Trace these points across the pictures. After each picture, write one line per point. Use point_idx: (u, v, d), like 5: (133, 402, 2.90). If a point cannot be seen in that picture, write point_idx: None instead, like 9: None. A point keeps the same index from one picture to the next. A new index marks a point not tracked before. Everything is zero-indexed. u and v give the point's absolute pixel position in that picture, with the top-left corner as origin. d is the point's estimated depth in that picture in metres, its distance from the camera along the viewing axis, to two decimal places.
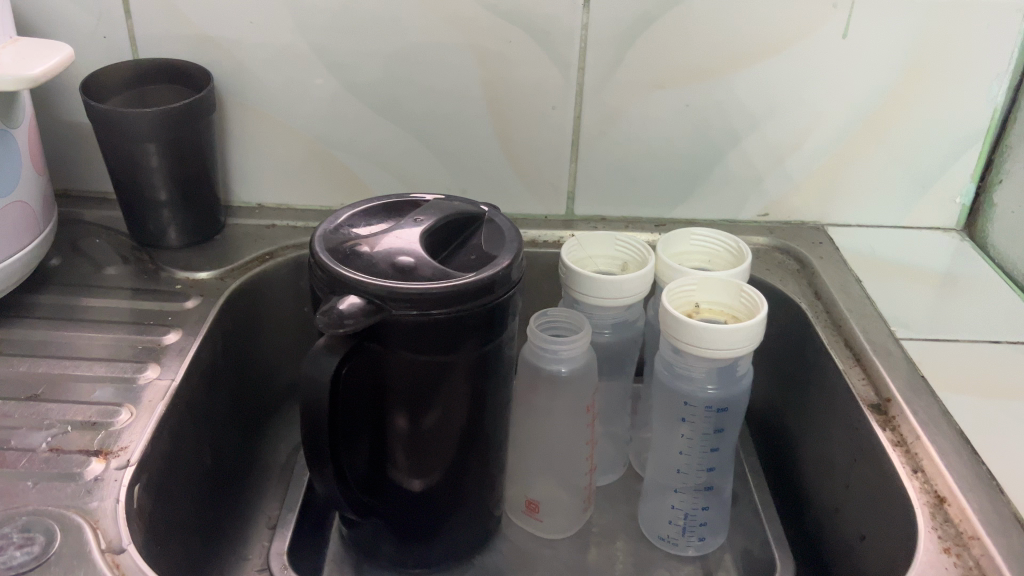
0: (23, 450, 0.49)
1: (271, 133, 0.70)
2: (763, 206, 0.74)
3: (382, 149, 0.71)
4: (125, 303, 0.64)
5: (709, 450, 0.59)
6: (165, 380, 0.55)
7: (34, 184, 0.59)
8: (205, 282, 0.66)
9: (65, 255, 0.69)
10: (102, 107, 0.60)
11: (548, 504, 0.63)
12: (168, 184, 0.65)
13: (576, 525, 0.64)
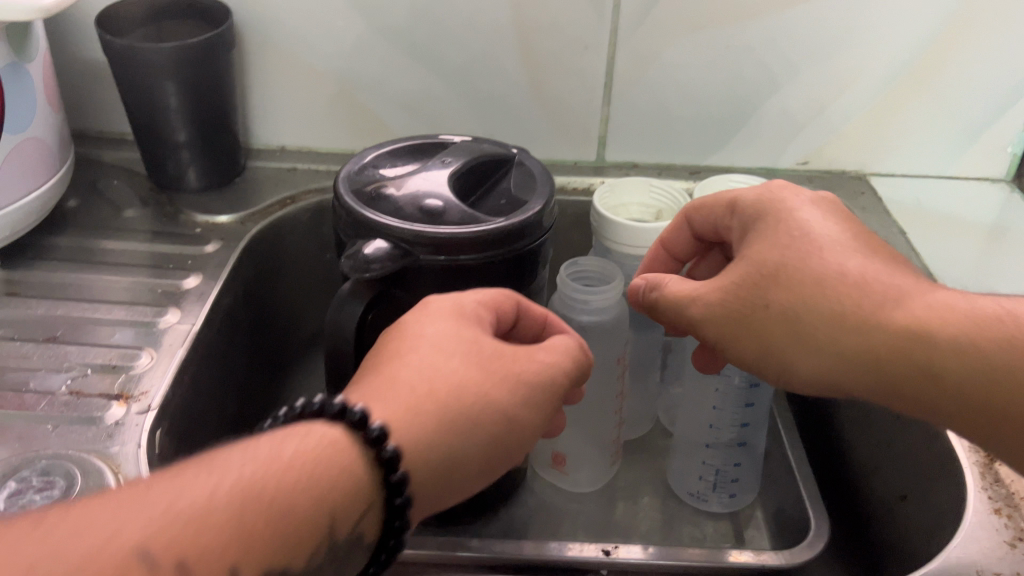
0: (42, 393, 0.47)
1: (292, 72, 0.68)
2: (803, 154, 0.71)
3: (408, 91, 0.68)
4: (144, 246, 0.62)
5: (743, 406, 0.57)
6: (186, 325, 0.54)
7: (50, 122, 0.57)
8: (225, 226, 0.65)
9: (83, 196, 0.67)
10: (119, 42, 0.58)
11: (575, 456, 0.60)
12: (187, 125, 0.63)
13: (603, 479, 0.62)
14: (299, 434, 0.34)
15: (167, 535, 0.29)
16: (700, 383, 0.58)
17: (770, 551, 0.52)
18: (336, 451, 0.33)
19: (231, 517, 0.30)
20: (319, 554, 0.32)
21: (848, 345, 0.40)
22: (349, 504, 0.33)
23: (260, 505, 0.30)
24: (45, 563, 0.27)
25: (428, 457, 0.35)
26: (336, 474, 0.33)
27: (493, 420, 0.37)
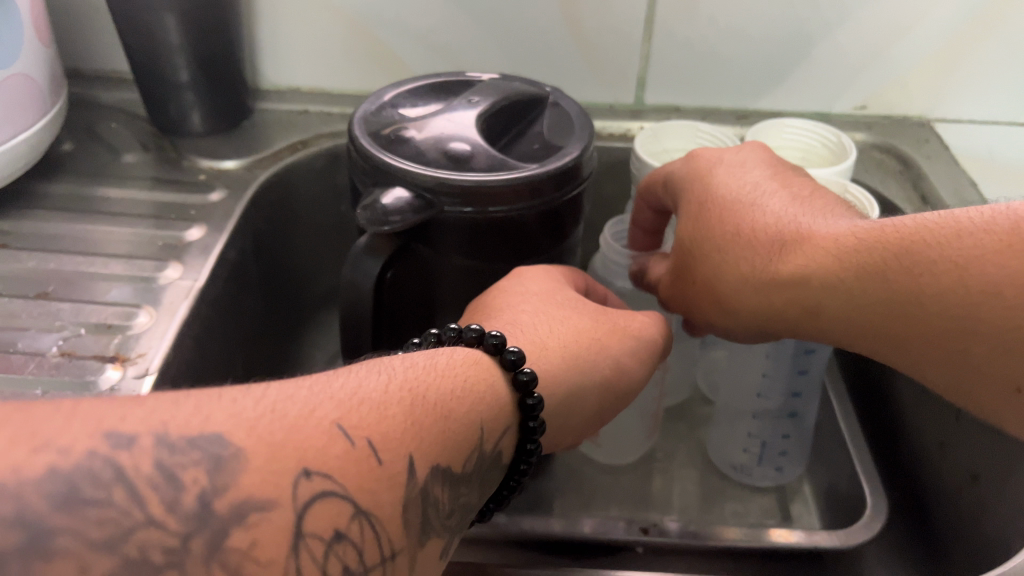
0: (31, 354, 0.43)
1: (303, 5, 0.62)
2: (860, 98, 0.65)
3: (430, 25, 0.63)
4: (145, 195, 0.58)
5: (796, 373, 0.52)
6: (188, 281, 0.49)
7: (39, 58, 0.52)
8: (231, 173, 0.60)
9: (79, 139, 0.62)
10: None
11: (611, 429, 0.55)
12: (190, 63, 0.58)
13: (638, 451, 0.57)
14: (447, 354, 0.33)
15: (359, 418, 0.27)
16: (748, 347, 0.53)
17: (823, 532, 0.47)
18: (483, 369, 0.33)
19: (410, 409, 0.28)
20: (474, 468, 0.31)
21: (775, 312, 0.40)
22: (499, 418, 0.33)
23: (435, 408, 0.29)
24: (257, 424, 0.25)
25: (557, 386, 0.36)
26: (489, 389, 0.33)
27: (608, 359, 0.39)
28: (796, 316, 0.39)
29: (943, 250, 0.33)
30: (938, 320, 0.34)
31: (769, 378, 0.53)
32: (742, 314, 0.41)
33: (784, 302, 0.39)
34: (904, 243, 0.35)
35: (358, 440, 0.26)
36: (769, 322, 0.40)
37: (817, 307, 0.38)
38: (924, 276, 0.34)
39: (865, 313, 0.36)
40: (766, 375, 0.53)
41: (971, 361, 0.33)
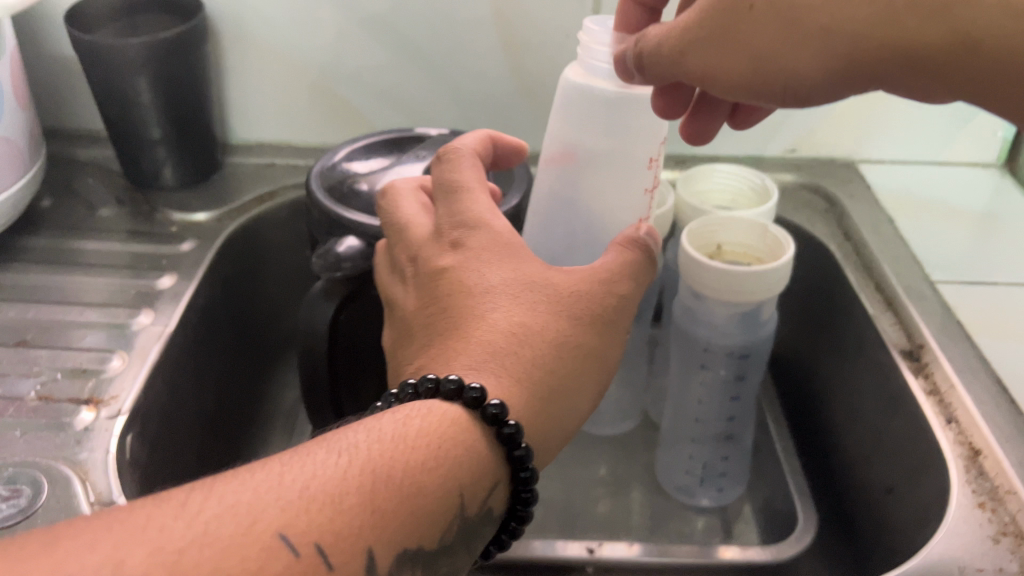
0: (10, 398, 0.46)
1: (269, 65, 0.67)
2: (791, 141, 0.69)
3: (388, 82, 0.67)
4: (119, 246, 0.61)
5: (730, 399, 0.56)
6: (159, 326, 0.53)
7: (18, 121, 0.56)
8: (201, 224, 0.64)
9: (57, 195, 0.66)
10: (86, 38, 0.57)
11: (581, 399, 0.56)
12: (162, 122, 0.62)
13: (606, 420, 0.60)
14: (418, 416, 0.31)
15: (303, 522, 0.26)
16: (686, 376, 0.57)
17: (757, 547, 0.51)
18: (460, 442, 0.31)
19: (374, 500, 0.27)
20: (453, 538, 0.30)
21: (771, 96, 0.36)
22: (478, 482, 0.31)
23: (403, 493, 0.28)
24: (184, 554, 0.23)
25: (541, 430, 0.34)
26: (468, 456, 0.31)
27: (585, 373, 0.37)
28: (825, 78, 0.34)
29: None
30: (950, 60, 0.32)
31: (706, 405, 0.57)
32: (787, 66, 0.34)
33: (813, 70, 0.34)
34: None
35: (303, 549, 0.25)
36: (795, 86, 0.35)
37: (851, 50, 0.33)
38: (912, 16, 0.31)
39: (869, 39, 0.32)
40: (703, 402, 0.57)
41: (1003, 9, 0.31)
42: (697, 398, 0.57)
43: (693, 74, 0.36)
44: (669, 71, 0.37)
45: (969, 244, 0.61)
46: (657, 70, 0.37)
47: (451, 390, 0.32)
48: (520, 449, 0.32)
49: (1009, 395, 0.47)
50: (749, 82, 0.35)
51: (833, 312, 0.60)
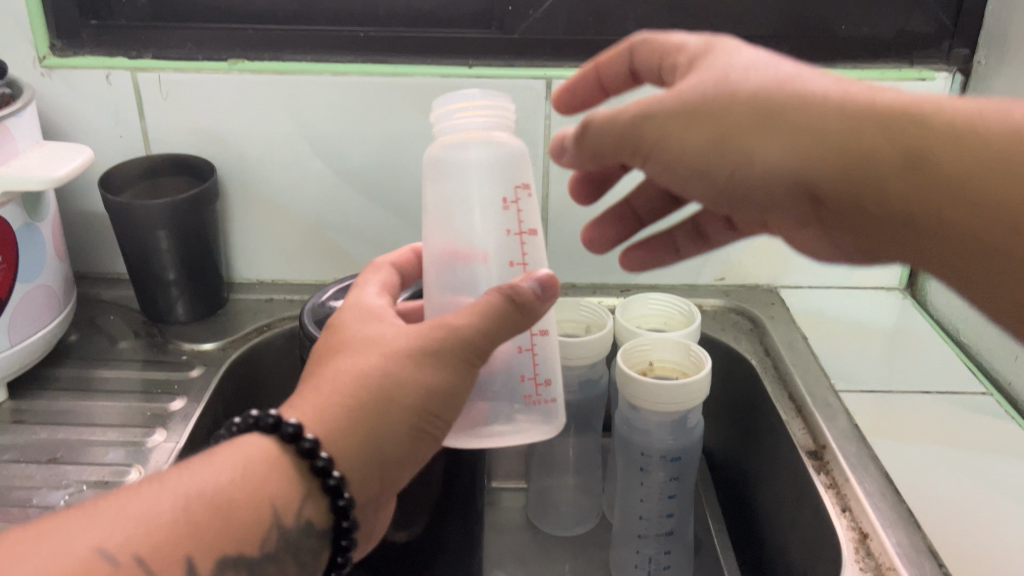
0: (45, 507, 0.55)
1: (270, 215, 0.78)
2: (722, 270, 0.80)
3: (372, 228, 0.79)
4: (136, 374, 0.70)
5: (667, 497, 0.64)
6: (171, 443, 0.61)
7: (57, 270, 0.66)
8: (208, 353, 0.73)
9: (83, 331, 0.76)
10: (118, 200, 0.68)
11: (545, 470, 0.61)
12: (177, 265, 0.72)
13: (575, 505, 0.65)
14: (242, 448, 0.40)
15: (124, 539, 0.34)
16: (628, 479, 0.65)
17: None
18: (270, 464, 0.39)
19: (179, 514, 0.36)
20: (268, 544, 0.38)
21: (739, 196, 0.40)
22: (283, 499, 0.39)
23: (202, 505, 0.36)
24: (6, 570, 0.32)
25: (363, 440, 0.40)
26: (272, 476, 0.39)
27: (411, 421, 0.41)
28: (787, 192, 0.39)
29: (926, 119, 0.37)
30: (908, 179, 0.37)
31: (648, 503, 0.64)
32: (752, 167, 0.38)
33: (784, 181, 0.38)
34: (882, 125, 0.37)
35: (123, 561, 0.33)
36: (759, 190, 0.39)
37: (809, 181, 0.38)
38: (882, 160, 0.37)
39: (846, 172, 0.37)
40: (645, 500, 0.64)
41: (921, 203, 0.37)
42: (639, 497, 0.65)
43: (666, 165, 0.41)
44: (646, 162, 0.42)
45: (872, 359, 0.71)
46: (615, 151, 0.43)
47: (270, 424, 0.39)
48: (332, 476, 0.39)
49: (894, 487, 0.56)
50: (723, 177, 0.39)
51: (756, 418, 0.69)
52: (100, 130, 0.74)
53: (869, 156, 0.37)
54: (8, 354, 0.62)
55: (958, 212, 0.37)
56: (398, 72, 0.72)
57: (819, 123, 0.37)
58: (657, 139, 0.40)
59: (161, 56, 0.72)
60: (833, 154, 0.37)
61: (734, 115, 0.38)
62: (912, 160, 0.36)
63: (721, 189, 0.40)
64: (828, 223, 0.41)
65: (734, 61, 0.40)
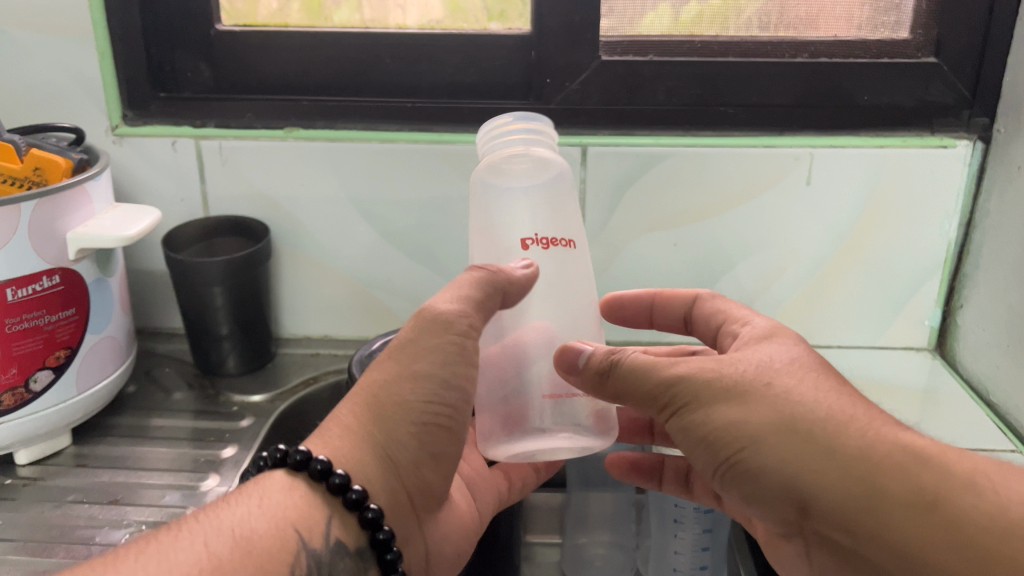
0: (106, 545, 0.58)
1: (318, 273, 0.82)
2: None
3: (415, 287, 0.82)
4: (190, 423, 0.74)
5: (701, 548, 0.67)
6: (223, 488, 0.64)
7: (122, 322, 0.70)
8: (257, 404, 0.76)
9: (140, 382, 0.80)
10: (179, 257, 0.72)
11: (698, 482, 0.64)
12: (230, 321, 0.76)
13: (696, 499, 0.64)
14: (262, 486, 0.46)
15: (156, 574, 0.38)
16: (664, 529, 0.69)
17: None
18: (296, 492, 0.46)
19: (214, 547, 0.41)
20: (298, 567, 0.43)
21: (727, 496, 0.46)
22: (310, 523, 0.45)
23: (236, 537, 0.42)
24: None
25: (378, 432, 0.48)
26: (299, 506, 0.45)
27: (392, 388, 0.48)
28: (784, 501, 0.43)
29: (946, 470, 0.40)
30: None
31: (682, 554, 0.67)
32: (751, 475, 0.43)
33: (777, 493, 0.43)
34: (902, 470, 0.40)
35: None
36: (764, 487, 0.43)
37: (807, 495, 0.42)
38: (897, 491, 0.40)
39: (852, 501, 0.40)
40: (679, 551, 0.67)
41: (944, 547, 0.38)
42: (674, 549, 0.68)
43: (751, 466, 0.43)
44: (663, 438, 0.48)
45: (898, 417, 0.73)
46: (638, 398, 0.47)
47: (299, 460, 0.46)
48: (354, 492, 0.46)
49: None
50: (724, 467, 0.44)
51: None
52: (163, 193, 0.80)
53: (888, 495, 0.40)
54: (74, 401, 0.66)
55: (974, 572, 0.38)
56: (442, 140, 0.76)
57: (833, 453, 0.41)
58: (685, 423, 0.45)
59: (222, 125, 0.78)
60: (842, 496, 0.41)
61: (751, 428, 0.43)
62: (930, 502, 0.39)
63: (713, 475, 0.46)
64: (827, 535, 0.42)
65: (768, 385, 0.44)
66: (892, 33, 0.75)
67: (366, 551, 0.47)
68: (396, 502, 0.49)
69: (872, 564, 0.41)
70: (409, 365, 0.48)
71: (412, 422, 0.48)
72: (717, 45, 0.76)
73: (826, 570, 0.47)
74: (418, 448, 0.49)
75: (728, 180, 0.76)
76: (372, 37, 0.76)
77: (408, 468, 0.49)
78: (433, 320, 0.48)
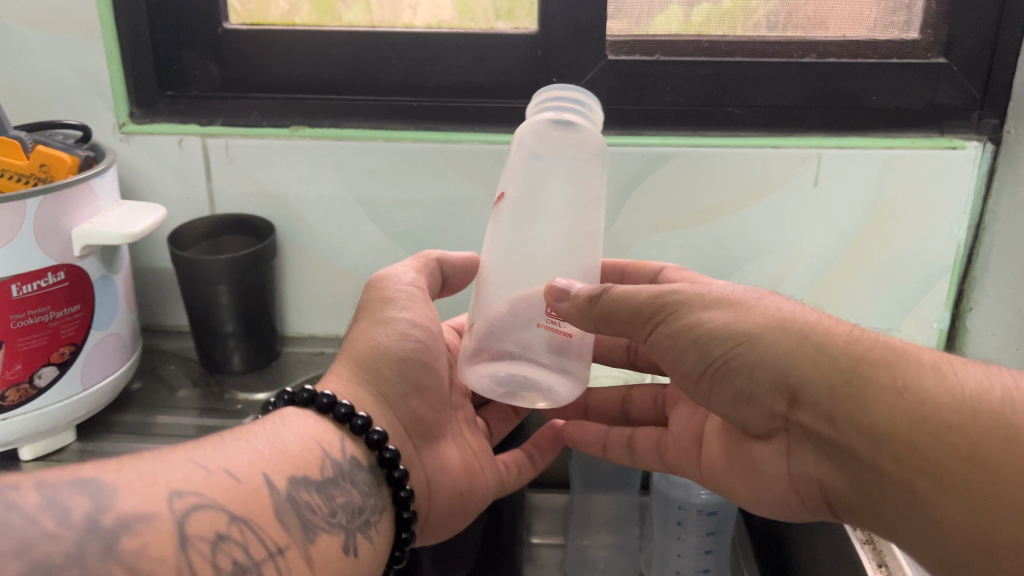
0: None
1: (324, 272, 0.82)
2: None
3: None
4: (194, 420, 0.74)
5: (704, 551, 0.67)
6: None
7: (127, 319, 0.70)
8: (261, 402, 0.76)
9: (146, 379, 0.80)
10: (184, 255, 0.72)
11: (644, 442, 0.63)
12: (235, 319, 0.76)
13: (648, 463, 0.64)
14: (281, 413, 0.48)
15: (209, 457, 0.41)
16: (666, 531, 0.68)
17: None
18: (310, 416, 0.48)
19: (255, 448, 0.44)
20: (326, 471, 0.46)
21: (721, 394, 0.50)
22: (327, 439, 0.48)
23: (271, 444, 0.45)
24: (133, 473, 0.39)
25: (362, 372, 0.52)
26: (317, 428, 0.48)
27: (365, 336, 0.54)
28: (774, 390, 0.47)
29: (919, 362, 0.42)
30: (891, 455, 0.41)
31: (685, 557, 0.67)
32: (745, 368, 0.47)
33: (767, 382, 0.47)
34: (879, 359, 0.43)
35: (214, 469, 0.41)
36: (757, 378, 0.47)
37: (793, 379, 0.45)
38: (874, 375, 0.42)
39: (832, 387, 0.43)
40: (682, 555, 0.67)
41: (906, 421, 0.40)
42: (677, 552, 0.67)
43: (746, 361, 0.47)
44: (663, 344, 0.51)
45: None
46: (626, 322, 0.51)
47: (305, 397, 0.49)
48: (342, 406, 0.48)
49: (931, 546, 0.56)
50: (716, 360, 0.48)
51: None
52: (170, 191, 0.80)
53: (864, 377, 0.42)
54: (78, 398, 0.66)
55: (931, 440, 0.40)
56: (447, 139, 0.76)
57: (820, 342, 0.45)
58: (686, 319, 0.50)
59: (229, 123, 0.78)
60: (824, 380, 0.44)
61: (746, 325, 0.47)
62: (900, 384, 0.41)
63: (709, 371, 0.49)
64: (811, 425, 0.45)
65: (764, 299, 0.49)
66: (903, 33, 0.75)
67: (377, 472, 0.49)
68: (391, 428, 0.52)
69: (848, 449, 0.43)
70: (377, 315, 0.55)
71: (389, 360, 0.53)
72: (725, 44, 0.75)
73: (806, 473, 0.49)
74: (401, 380, 0.53)
75: (736, 181, 0.76)
76: (379, 36, 0.76)
77: (397, 401, 0.53)
78: (389, 283, 0.57)
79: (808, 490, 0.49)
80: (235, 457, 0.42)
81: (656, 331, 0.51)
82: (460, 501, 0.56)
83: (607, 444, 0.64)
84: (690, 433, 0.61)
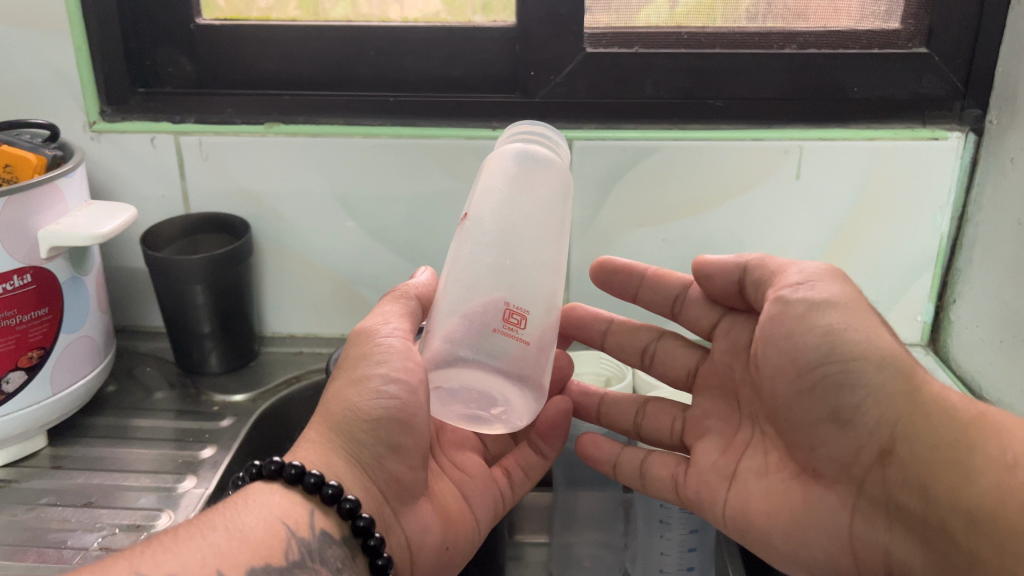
0: (78, 549, 0.57)
1: (301, 271, 0.81)
2: None
3: (400, 284, 0.81)
4: (170, 423, 0.73)
5: (687, 549, 0.66)
6: (200, 490, 0.64)
7: (99, 321, 0.68)
8: (238, 404, 0.75)
9: (121, 381, 0.79)
10: (157, 256, 0.70)
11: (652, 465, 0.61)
12: (211, 318, 0.75)
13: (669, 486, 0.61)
14: (250, 493, 0.48)
15: (152, 566, 0.41)
16: (650, 530, 0.67)
17: None
18: (277, 493, 0.48)
19: (210, 539, 0.43)
20: (292, 554, 0.46)
21: (808, 414, 0.52)
22: (296, 515, 0.48)
23: (230, 531, 0.44)
24: None
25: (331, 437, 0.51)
26: (284, 503, 0.48)
27: (341, 397, 0.52)
28: (872, 434, 0.49)
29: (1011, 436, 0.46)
30: (993, 522, 0.44)
31: (668, 555, 0.66)
32: (858, 390, 0.49)
33: (869, 419, 0.49)
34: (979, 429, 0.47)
35: None
36: (861, 412, 0.49)
37: (897, 429, 0.49)
38: (981, 447, 0.46)
39: (937, 446, 0.47)
40: (665, 553, 0.67)
41: (1017, 504, 0.43)
42: (660, 550, 0.67)
43: (856, 381, 0.49)
44: (770, 346, 0.53)
45: None
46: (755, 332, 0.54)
47: (273, 469, 0.48)
48: (311, 475, 0.48)
49: None
50: (825, 370, 0.50)
51: None
52: (143, 189, 0.78)
53: (970, 446, 0.46)
54: (50, 402, 0.64)
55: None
56: (425, 134, 0.75)
57: (931, 399, 0.49)
58: (802, 318, 0.51)
59: (201, 121, 0.77)
60: (932, 438, 0.47)
61: (866, 349, 0.49)
62: (1010, 462, 0.45)
63: (808, 379, 0.51)
64: (906, 481, 0.48)
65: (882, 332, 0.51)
66: (884, 23, 0.74)
67: (352, 542, 0.49)
68: (366, 497, 0.51)
69: (934, 516, 0.46)
70: (355, 373, 0.52)
71: (364, 420, 0.51)
72: (705, 36, 0.74)
73: (874, 536, 0.50)
74: (376, 444, 0.51)
75: (717, 174, 0.75)
76: (353, 30, 0.75)
77: (372, 465, 0.52)
78: (371, 333, 0.53)
79: (867, 551, 0.51)
80: (188, 557, 0.42)
81: (765, 328, 0.53)
82: (449, 553, 0.56)
83: (619, 465, 0.62)
84: (719, 466, 0.59)
